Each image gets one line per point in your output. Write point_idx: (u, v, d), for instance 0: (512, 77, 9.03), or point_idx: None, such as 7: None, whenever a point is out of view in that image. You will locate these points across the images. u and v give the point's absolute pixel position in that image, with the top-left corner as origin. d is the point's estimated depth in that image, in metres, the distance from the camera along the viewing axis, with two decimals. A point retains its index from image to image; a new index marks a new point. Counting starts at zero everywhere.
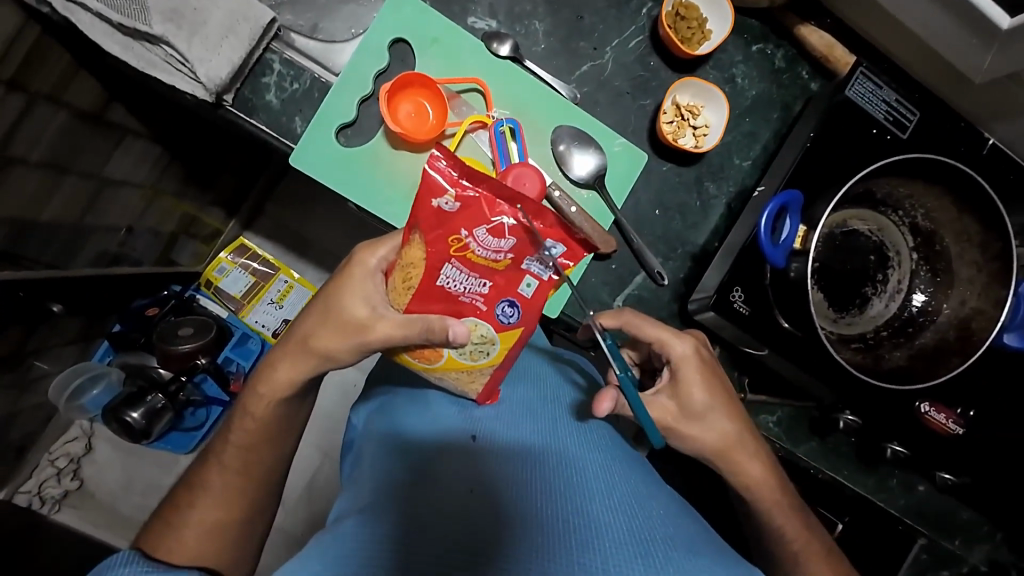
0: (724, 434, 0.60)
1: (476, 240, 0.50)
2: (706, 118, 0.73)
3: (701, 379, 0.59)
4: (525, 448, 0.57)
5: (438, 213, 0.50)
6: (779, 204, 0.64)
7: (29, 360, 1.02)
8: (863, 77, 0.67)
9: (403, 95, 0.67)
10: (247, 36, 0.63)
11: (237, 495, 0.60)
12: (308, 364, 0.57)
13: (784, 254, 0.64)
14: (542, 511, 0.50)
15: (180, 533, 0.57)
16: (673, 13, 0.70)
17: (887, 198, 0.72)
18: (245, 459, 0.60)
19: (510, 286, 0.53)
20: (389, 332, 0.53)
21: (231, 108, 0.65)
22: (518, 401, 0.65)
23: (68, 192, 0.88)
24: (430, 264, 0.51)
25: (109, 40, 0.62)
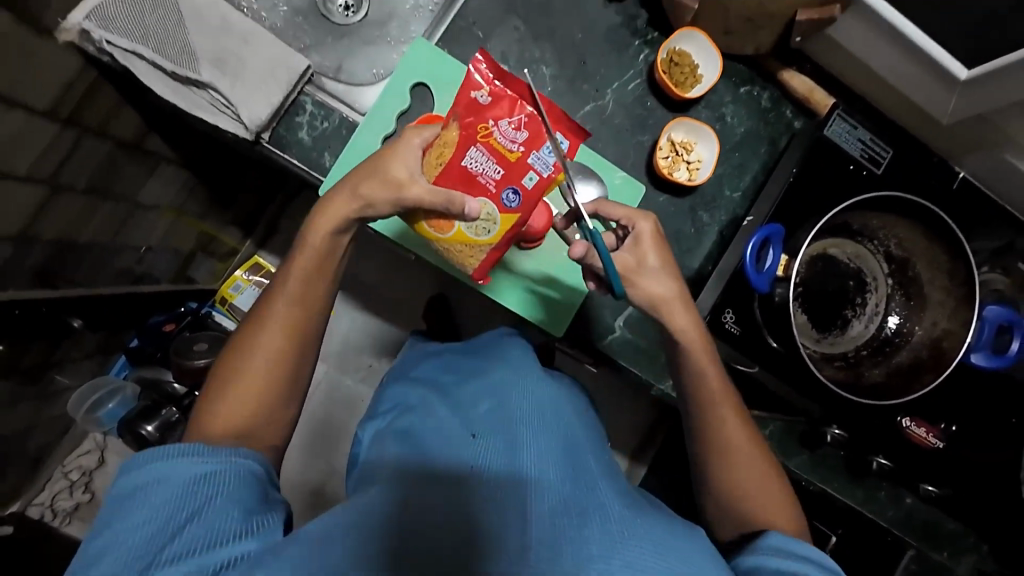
0: (668, 290, 0.65)
1: (498, 129, 0.62)
2: (698, 153, 0.80)
3: (652, 246, 0.66)
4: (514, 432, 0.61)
5: (473, 103, 0.63)
6: (762, 235, 0.69)
7: (49, 373, 1.05)
8: (840, 119, 0.75)
9: None
10: (284, 80, 0.70)
11: (294, 332, 0.62)
12: (352, 209, 0.62)
13: (768, 280, 0.70)
14: (526, 488, 0.54)
15: (247, 361, 0.60)
16: (667, 60, 0.77)
17: (863, 229, 0.77)
18: (304, 291, 0.63)
19: (516, 177, 0.63)
20: (420, 195, 0.61)
21: (267, 144, 0.72)
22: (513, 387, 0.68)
23: (106, 215, 0.93)
24: (460, 145, 0.63)
25: (161, 85, 0.68)
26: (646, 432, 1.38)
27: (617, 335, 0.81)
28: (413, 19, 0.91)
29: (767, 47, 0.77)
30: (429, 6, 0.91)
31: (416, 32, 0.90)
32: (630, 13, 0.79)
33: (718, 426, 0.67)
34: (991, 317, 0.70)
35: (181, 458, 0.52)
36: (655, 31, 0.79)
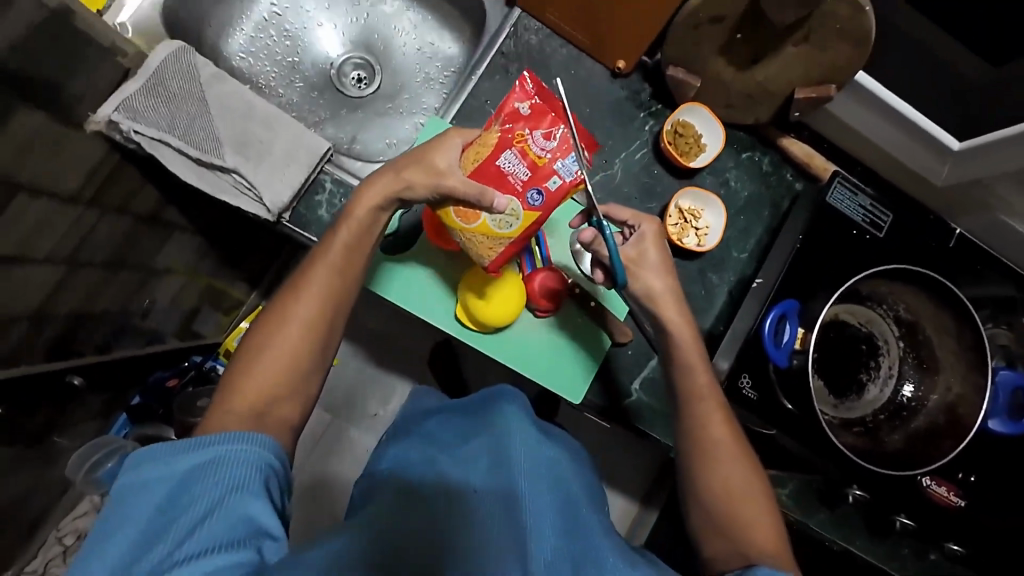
0: (662, 286, 0.67)
1: (533, 138, 0.57)
2: (706, 220, 0.83)
3: (653, 242, 0.68)
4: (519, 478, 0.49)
5: (515, 112, 0.58)
6: (778, 310, 0.73)
7: (53, 438, 1.01)
8: (841, 186, 0.78)
9: None
10: (306, 163, 0.72)
11: (330, 313, 0.61)
12: (393, 190, 0.62)
13: (786, 354, 0.73)
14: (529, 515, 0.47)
15: (285, 328, 0.58)
16: (673, 130, 0.81)
17: (872, 296, 0.78)
18: (346, 264, 0.62)
19: (543, 179, 0.58)
20: (454, 184, 0.59)
21: (288, 223, 0.73)
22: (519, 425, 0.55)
23: (120, 282, 0.94)
24: (497, 146, 0.59)
25: (185, 171, 0.70)
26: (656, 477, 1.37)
27: (634, 399, 0.80)
28: (424, 91, 0.95)
29: (765, 119, 0.81)
30: (439, 79, 0.95)
31: (426, 103, 0.94)
32: (635, 87, 0.83)
33: (710, 453, 0.64)
34: (1006, 383, 0.74)
35: (187, 451, 0.48)
36: (659, 103, 0.83)
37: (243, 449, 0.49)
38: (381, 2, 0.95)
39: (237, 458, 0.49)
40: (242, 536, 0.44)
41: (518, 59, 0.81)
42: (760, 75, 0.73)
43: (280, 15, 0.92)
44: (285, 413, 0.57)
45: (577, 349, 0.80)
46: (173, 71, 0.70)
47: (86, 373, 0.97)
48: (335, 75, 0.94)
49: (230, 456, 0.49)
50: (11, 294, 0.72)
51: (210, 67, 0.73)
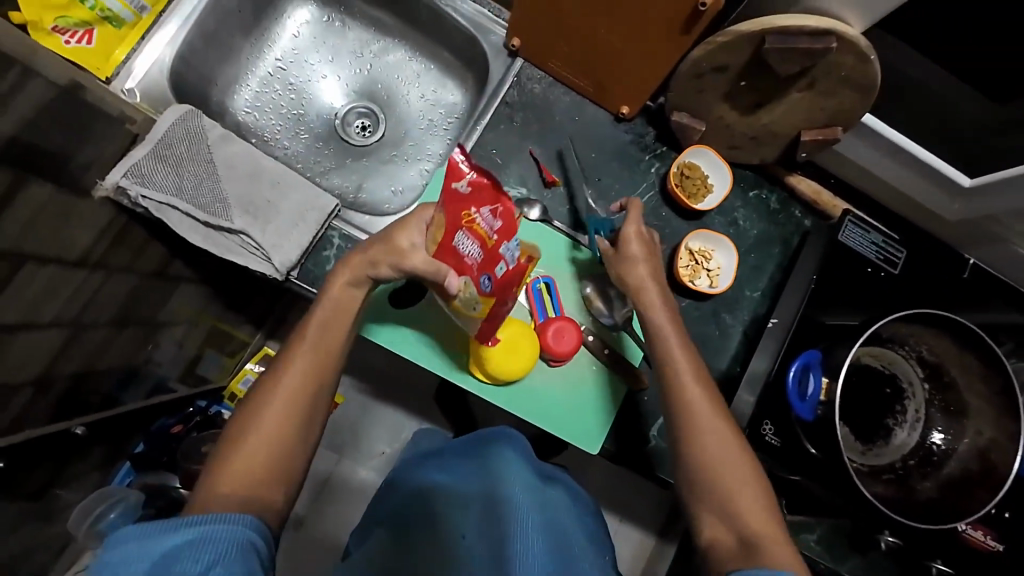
0: (642, 277, 0.66)
1: (480, 217, 0.55)
2: (717, 260, 0.82)
3: (638, 235, 0.68)
4: (508, 526, 0.52)
5: (455, 192, 0.55)
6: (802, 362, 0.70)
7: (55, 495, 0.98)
8: (853, 224, 0.77)
9: None
10: (314, 221, 0.72)
11: (313, 393, 0.59)
12: (364, 270, 0.63)
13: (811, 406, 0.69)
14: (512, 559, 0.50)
15: (265, 414, 0.57)
16: (679, 172, 0.80)
17: (893, 336, 0.69)
18: (323, 342, 0.61)
19: (492, 264, 0.56)
20: (420, 263, 0.60)
21: (296, 280, 0.72)
22: (513, 469, 0.58)
23: (126, 338, 0.93)
24: (447, 228, 0.57)
25: (192, 233, 0.69)
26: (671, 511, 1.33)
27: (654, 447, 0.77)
28: (428, 138, 0.95)
29: (771, 158, 0.81)
30: (442, 125, 0.95)
31: (431, 150, 0.94)
32: (639, 131, 0.84)
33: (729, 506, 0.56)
34: None
35: (170, 523, 0.45)
36: (663, 146, 0.84)
37: (230, 527, 0.47)
38: (384, 54, 0.97)
39: (226, 534, 0.46)
40: None
41: (521, 108, 0.82)
42: (766, 119, 0.73)
43: (284, 69, 0.93)
44: (275, 495, 0.54)
45: (594, 398, 0.77)
46: (181, 135, 0.71)
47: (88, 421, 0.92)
48: (340, 125, 0.95)
49: (216, 531, 0.46)
50: (15, 362, 0.71)
51: (218, 130, 0.73)
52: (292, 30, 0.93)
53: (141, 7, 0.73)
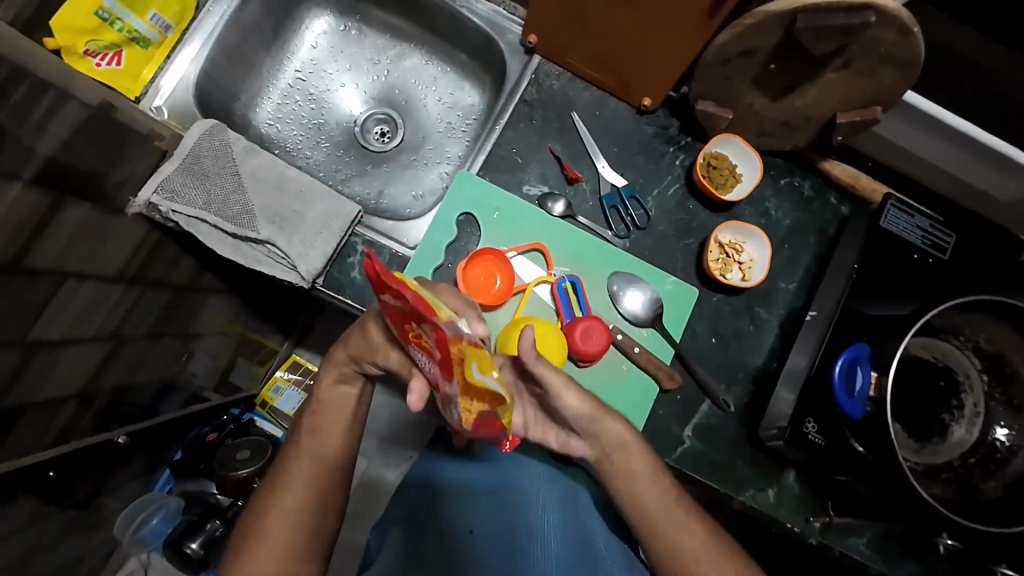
0: (584, 412, 0.61)
1: (424, 337, 0.42)
2: (749, 252, 0.79)
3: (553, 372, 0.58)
4: (518, 506, 0.68)
5: (391, 304, 0.42)
6: (848, 356, 0.67)
7: (101, 500, 1.02)
8: (896, 209, 0.73)
9: (474, 262, 0.72)
10: (338, 228, 0.72)
11: (318, 485, 0.61)
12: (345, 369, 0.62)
13: (860, 403, 0.66)
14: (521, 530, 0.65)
15: (269, 512, 0.59)
16: (706, 163, 0.78)
17: (945, 326, 0.65)
18: (319, 440, 0.62)
19: (443, 389, 0.45)
20: (397, 361, 0.56)
21: (322, 288, 0.73)
22: (529, 475, 0.72)
23: (162, 350, 0.95)
24: (401, 330, 0.46)
25: (221, 244, 0.71)
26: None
27: (688, 446, 0.76)
28: (447, 141, 0.95)
29: (803, 144, 0.78)
30: (461, 127, 0.95)
31: (450, 152, 0.94)
32: (662, 122, 0.81)
33: (644, 508, 0.62)
34: None
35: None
36: (688, 136, 0.81)
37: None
38: (401, 59, 0.97)
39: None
40: None
41: (541, 106, 0.80)
42: (798, 104, 0.70)
43: (304, 80, 0.94)
44: None
45: (627, 399, 0.75)
46: (208, 149, 0.72)
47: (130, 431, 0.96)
48: (359, 132, 0.96)
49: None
50: (62, 377, 0.74)
51: (243, 142, 0.74)
52: (310, 41, 0.94)
53: (166, 26, 0.75)
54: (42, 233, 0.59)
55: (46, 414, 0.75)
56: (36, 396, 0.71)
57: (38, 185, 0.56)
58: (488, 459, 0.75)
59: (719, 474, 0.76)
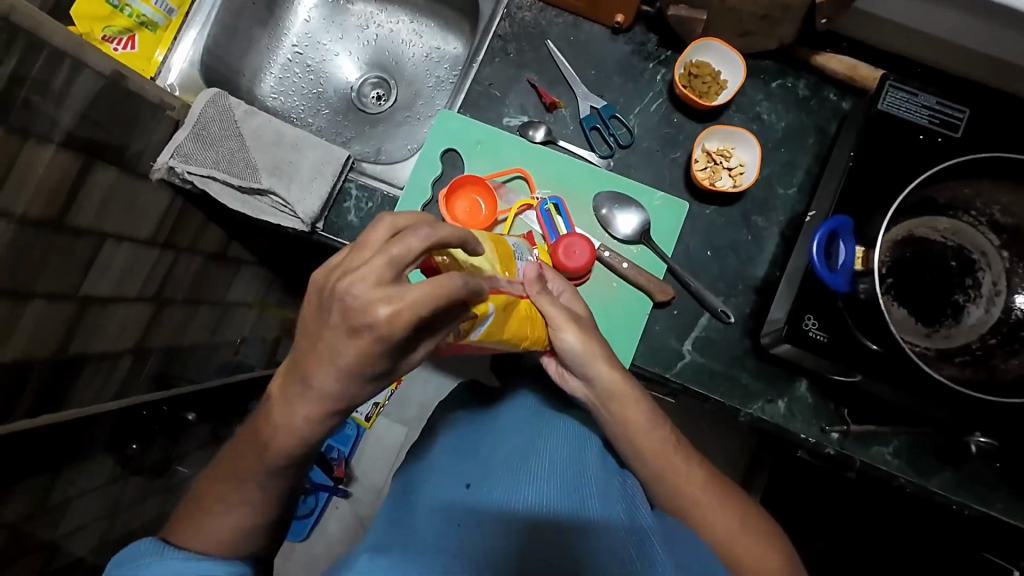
0: (579, 347, 0.62)
1: None
2: (739, 157, 0.76)
3: (561, 321, 0.61)
4: (507, 480, 0.65)
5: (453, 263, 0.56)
6: (828, 229, 0.61)
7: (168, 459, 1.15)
8: (895, 88, 0.67)
9: (459, 194, 0.75)
10: (330, 174, 0.78)
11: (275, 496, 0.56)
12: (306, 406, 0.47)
13: (846, 277, 0.60)
14: (515, 505, 0.61)
15: (227, 515, 0.55)
16: (686, 73, 0.76)
17: (952, 202, 0.60)
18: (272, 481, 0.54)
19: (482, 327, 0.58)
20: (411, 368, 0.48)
21: (322, 232, 0.78)
22: (510, 436, 0.71)
23: (202, 316, 1.05)
24: None
25: (230, 199, 0.78)
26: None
27: (688, 361, 0.75)
28: (436, 94, 0.98)
29: (790, 39, 0.74)
30: (449, 79, 0.98)
31: (440, 104, 0.97)
32: (639, 39, 0.80)
33: (638, 451, 0.63)
34: None
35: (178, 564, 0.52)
36: (667, 50, 0.80)
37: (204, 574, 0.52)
38: (387, 22, 1.02)
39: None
40: None
41: (515, 39, 0.82)
42: None
43: (301, 53, 1.01)
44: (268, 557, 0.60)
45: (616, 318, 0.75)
46: (212, 115, 0.79)
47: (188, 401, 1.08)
48: (356, 97, 1.01)
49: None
50: (115, 333, 0.84)
51: (243, 106, 0.81)
52: (304, 16, 1.01)
53: (169, 10, 0.83)
54: (78, 192, 0.69)
55: (105, 367, 0.85)
56: (94, 350, 0.82)
57: (68, 148, 0.66)
58: (475, 436, 0.74)
59: (724, 387, 0.74)
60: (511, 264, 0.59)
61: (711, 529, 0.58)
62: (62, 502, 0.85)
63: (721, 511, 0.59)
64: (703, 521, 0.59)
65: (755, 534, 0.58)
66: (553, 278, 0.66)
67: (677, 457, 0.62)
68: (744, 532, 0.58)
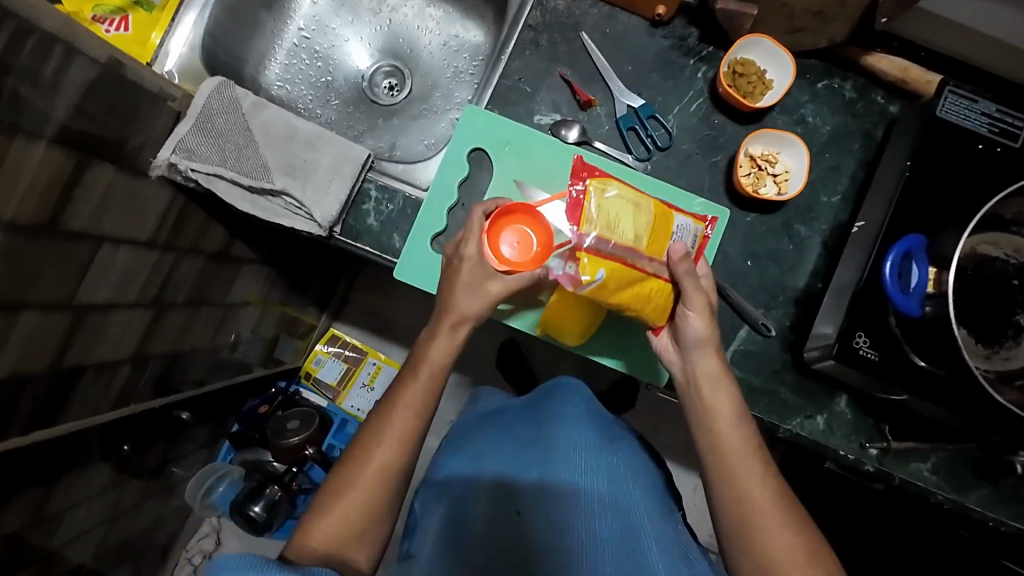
0: (699, 332, 0.61)
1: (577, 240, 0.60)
2: (784, 163, 0.73)
3: (697, 306, 0.61)
4: (562, 498, 0.63)
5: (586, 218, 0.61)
6: (901, 250, 0.60)
7: (166, 466, 1.09)
8: (954, 94, 0.64)
9: (503, 225, 0.65)
10: (349, 174, 0.72)
11: (388, 476, 0.60)
12: (429, 393, 0.63)
13: (919, 301, 0.60)
14: (572, 527, 0.61)
15: (348, 494, 0.59)
16: (730, 72, 0.72)
17: (1018, 218, 0.59)
18: (398, 453, 0.61)
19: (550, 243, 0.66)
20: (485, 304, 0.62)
21: (340, 237, 0.73)
22: (569, 429, 0.68)
23: (205, 319, 0.99)
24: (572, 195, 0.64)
25: (239, 200, 0.72)
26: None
27: None
28: (455, 86, 0.92)
29: (841, 37, 0.70)
30: (468, 70, 0.92)
31: (460, 97, 0.91)
32: (679, 33, 0.76)
33: (722, 445, 0.59)
34: None
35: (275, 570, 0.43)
36: (709, 46, 0.75)
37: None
38: (401, 6, 0.95)
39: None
40: None
41: (547, 29, 0.76)
42: None
43: (309, 38, 0.93)
44: (358, 558, 0.59)
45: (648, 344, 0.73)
46: (217, 106, 0.72)
47: (186, 406, 1.02)
48: (368, 87, 0.95)
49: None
50: (112, 340, 0.78)
51: (250, 97, 0.74)
52: None
53: None
54: (73, 192, 0.62)
55: (104, 376, 0.79)
56: (94, 360, 0.76)
57: (61, 144, 0.59)
58: (529, 442, 0.70)
59: (763, 403, 0.72)
60: (663, 245, 0.63)
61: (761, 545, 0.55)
62: (57, 513, 0.83)
63: (785, 532, 0.55)
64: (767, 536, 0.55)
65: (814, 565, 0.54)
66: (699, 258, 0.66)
67: (754, 460, 0.58)
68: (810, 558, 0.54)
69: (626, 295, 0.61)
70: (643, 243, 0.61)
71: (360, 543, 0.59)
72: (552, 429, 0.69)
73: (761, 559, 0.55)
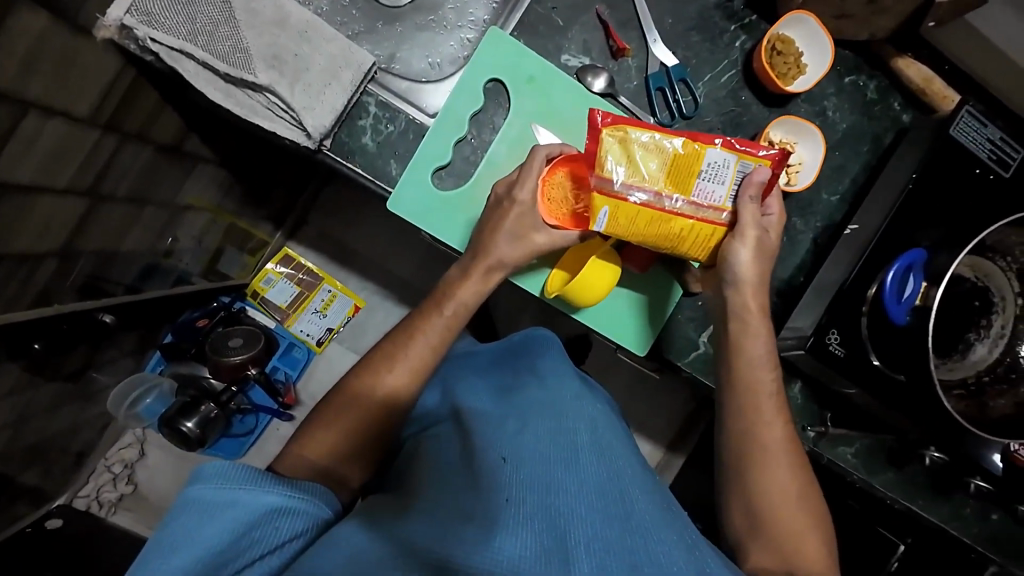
0: (743, 274, 0.61)
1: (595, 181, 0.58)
2: (799, 155, 0.72)
3: (750, 240, 0.59)
4: (550, 444, 0.51)
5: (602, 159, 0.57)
6: (905, 262, 0.64)
7: (89, 372, 0.99)
8: (970, 115, 0.66)
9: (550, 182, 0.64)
10: (348, 81, 0.63)
11: (386, 408, 0.60)
12: (442, 329, 0.63)
13: (906, 310, 0.64)
14: (561, 478, 0.47)
15: (344, 421, 0.58)
16: (771, 47, 0.69)
17: (996, 245, 0.67)
18: (408, 382, 0.61)
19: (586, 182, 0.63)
20: (507, 256, 0.62)
21: (329, 152, 0.65)
22: (563, 385, 0.60)
23: (145, 219, 0.86)
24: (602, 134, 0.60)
25: (211, 88, 0.61)
26: (683, 421, 1.33)
27: (701, 352, 0.72)
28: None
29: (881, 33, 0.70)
30: None
31: (476, 15, 0.80)
32: None
33: (753, 385, 0.62)
34: None
35: (275, 490, 0.45)
36: (753, 15, 0.71)
37: (304, 494, 0.47)
38: None
39: (306, 507, 0.47)
40: (295, 524, 0.45)
41: None
42: None
43: None
44: (350, 482, 0.57)
45: (651, 315, 0.71)
46: None
47: (117, 313, 0.90)
48: None
49: (295, 509, 0.46)
50: (34, 228, 0.66)
51: None
52: None
53: None
54: None
55: (21, 269, 0.68)
56: (9, 250, 0.65)
57: None
58: (516, 390, 0.61)
59: None
60: (688, 184, 0.57)
61: (755, 486, 0.61)
62: None
63: (785, 472, 0.61)
64: (765, 478, 0.61)
65: (801, 503, 0.61)
66: (770, 194, 0.62)
67: (772, 405, 0.62)
68: (788, 509, 0.60)
69: (641, 233, 0.58)
70: (659, 182, 0.56)
71: (350, 467, 0.58)
72: (543, 381, 0.61)
73: (751, 493, 0.61)
